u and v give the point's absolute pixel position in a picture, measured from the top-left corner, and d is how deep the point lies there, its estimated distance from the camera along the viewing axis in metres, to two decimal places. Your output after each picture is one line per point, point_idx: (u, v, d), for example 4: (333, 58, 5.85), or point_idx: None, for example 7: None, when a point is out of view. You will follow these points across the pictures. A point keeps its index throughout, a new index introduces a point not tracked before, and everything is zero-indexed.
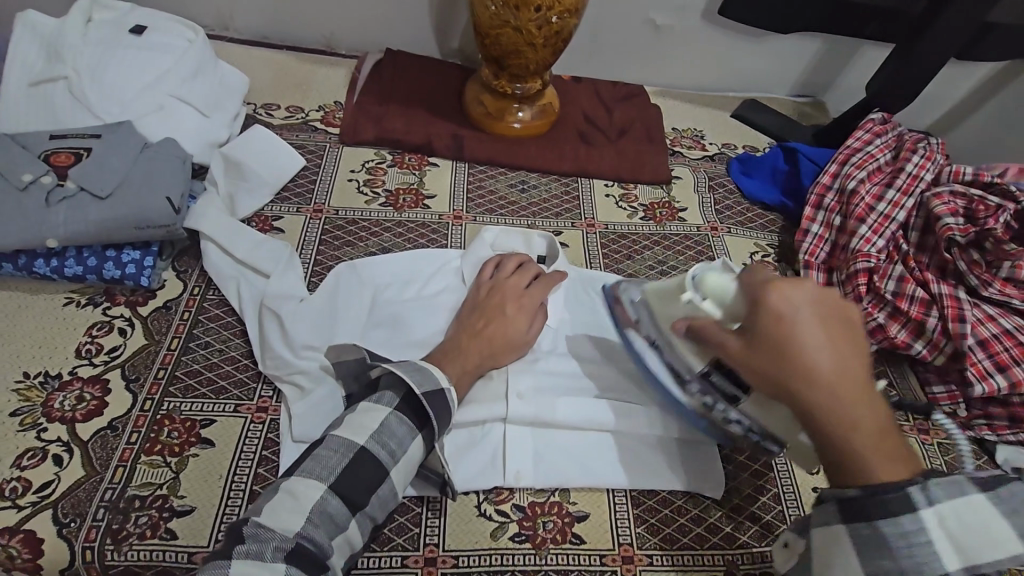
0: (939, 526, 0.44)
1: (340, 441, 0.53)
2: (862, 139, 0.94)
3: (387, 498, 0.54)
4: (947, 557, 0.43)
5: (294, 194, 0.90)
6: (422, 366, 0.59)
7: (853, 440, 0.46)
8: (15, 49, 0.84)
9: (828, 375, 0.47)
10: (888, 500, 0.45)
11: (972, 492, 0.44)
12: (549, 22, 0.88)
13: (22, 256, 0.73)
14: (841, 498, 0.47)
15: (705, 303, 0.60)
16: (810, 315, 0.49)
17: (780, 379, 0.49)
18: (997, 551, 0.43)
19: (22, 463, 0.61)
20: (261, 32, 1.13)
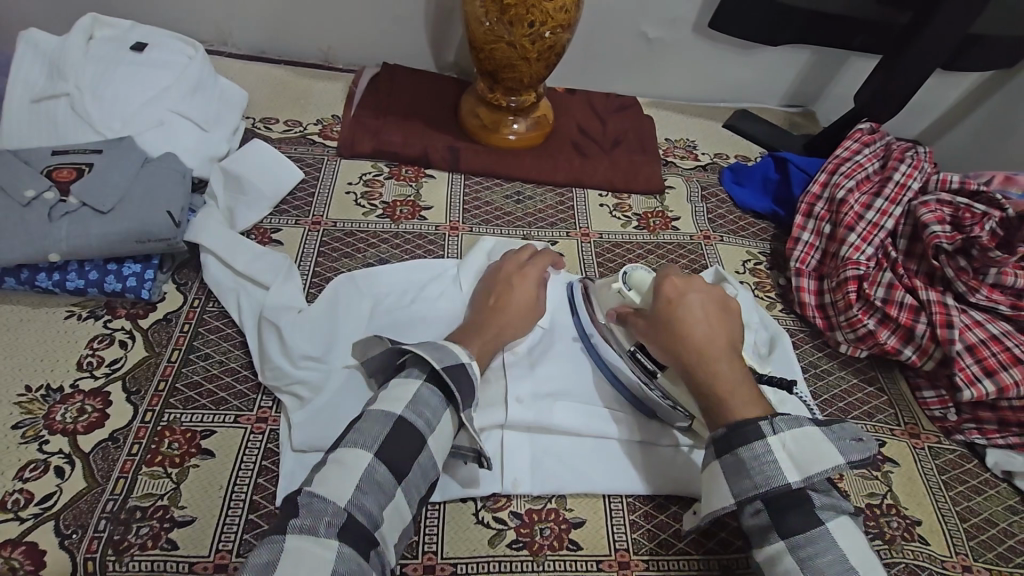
0: (779, 447, 0.54)
1: (379, 412, 0.54)
2: (851, 149, 0.96)
3: (428, 468, 0.55)
4: (787, 472, 0.54)
5: (292, 207, 0.91)
6: (442, 344, 0.60)
7: (716, 385, 0.61)
8: (18, 67, 0.86)
9: (701, 336, 0.64)
10: (745, 431, 0.56)
11: (806, 423, 0.56)
12: (542, 37, 0.89)
13: (24, 270, 0.74)
14: (715, 438, 0.58)
15: (631, 293, 0.73)
16: (693, 299, 0.67)
17: (668, 341, 0.65)
18: (823, 462, 0.53)
19: (24, 476, 0.62)
20: (260, 47, 1.15)
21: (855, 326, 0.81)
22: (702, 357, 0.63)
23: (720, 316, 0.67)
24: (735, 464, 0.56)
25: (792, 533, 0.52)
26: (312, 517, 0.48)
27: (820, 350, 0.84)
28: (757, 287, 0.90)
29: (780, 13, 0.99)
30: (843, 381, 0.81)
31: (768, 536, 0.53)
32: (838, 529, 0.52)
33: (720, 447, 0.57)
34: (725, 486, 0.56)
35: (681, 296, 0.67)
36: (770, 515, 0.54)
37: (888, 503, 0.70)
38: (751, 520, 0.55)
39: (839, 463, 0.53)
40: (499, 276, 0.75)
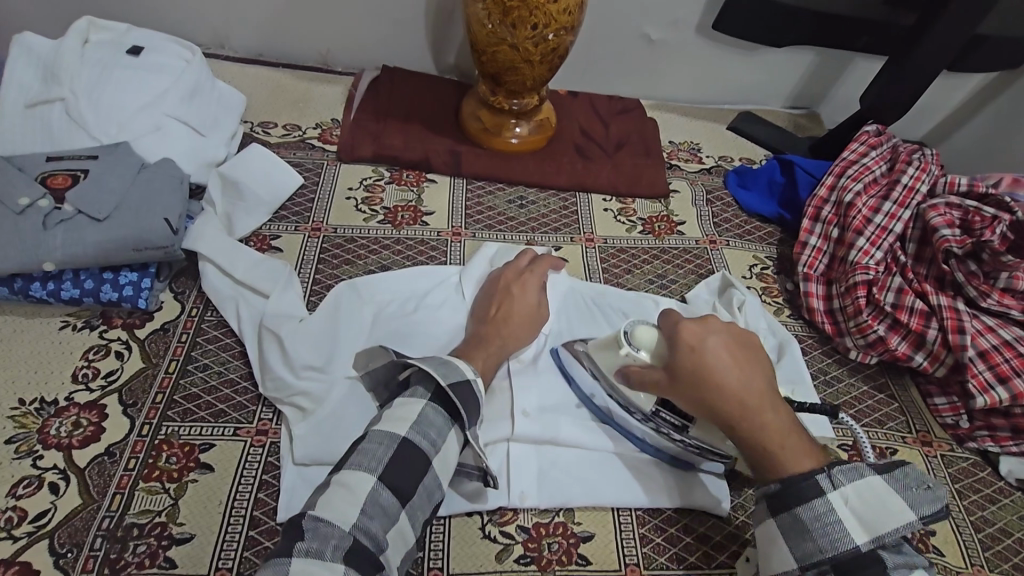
0: (842, 505, 0.51)
1: (384, 433, 0.53)
2: (858, 151, 0.94)
3: (432, 489, 0.53)
4: (854, 531, 0.50)
5: (291, 213, 0.89)
6: (448, 360, 0.59)
7: (773, 446, 0.55)
8: (11, 71, 0.84)
9: (737, 390, 0.56)
10: (803, 488, 0.53)
11: (869, 474, 0.52)
12: (545, 39, 0.88)
13: (17, 280, 0.72)
14: (770, 497, 0.54)
15: (640, 352, 0.64)
16: (716, 341, 0.59)
17: (700, 397, 0.58)
18: (893, 521, 0.50)
19: (17, 492, 0.60)
20: (257, 50, 1.13)
21: (865, 332, 0.80)
22: (746, 412, 0.56)
23: (745, 356, 0.59)
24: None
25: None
26: (315, 537, 0.47)
27: (828, 356, 0.83)
28: (765, 293, 0.89)
29: (785, 15, 0.98)
30: (853, 388, 0.80)
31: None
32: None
33: (777, 507, 0.53)
34: (784, 546, 0.53)
35: (701, 343, 0.59)
36: (838, 574, 0.51)
37: None
38: None
39: (909, 519, 0.49)
40: (498, 285, 0.74)
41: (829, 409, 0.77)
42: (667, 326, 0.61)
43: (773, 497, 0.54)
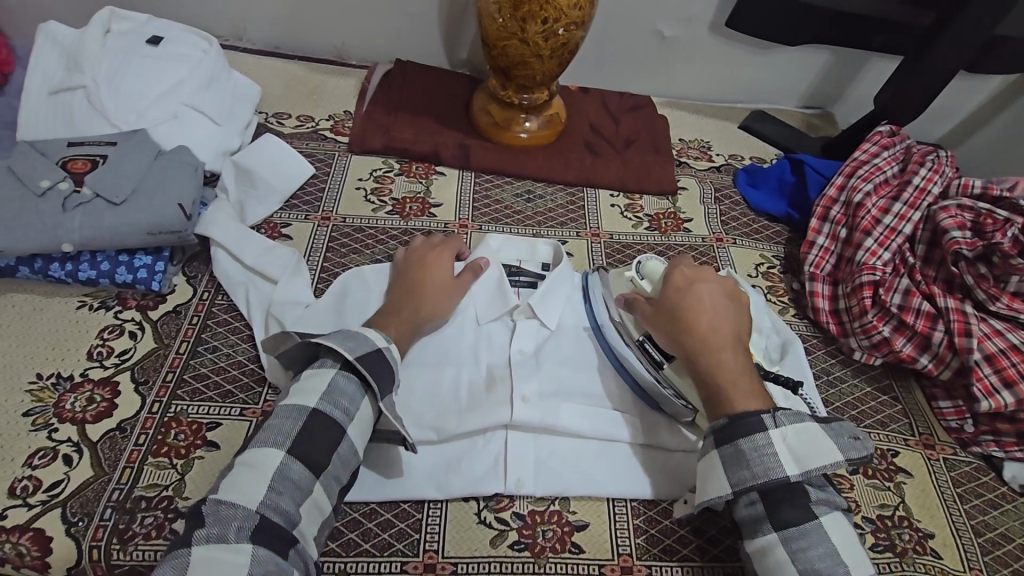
0: (779, 441, 0.56)
1: (290, 408, 0.55)
2: (869, 151, 0.94)
3: (348, 458, 0.56)
4: (787, 465, 0.55)
5: (303, 202, 0.91)
6: (355, 332, 0.61)
7: (720, 381, 0.62)
8: (38, 59, 0.87)
9: (706, 327, 0.66)
10: (746, 422, 0.58)
11: (807, 419, 0.57)
12: (555, 34, 0.88)
13: (38, 260, 0.75)
14: (716, 428, 0.59)
15: (643, 283, 0.77)
16: (703, 290, 0.69)
17: (675, 329, 0.67)
18: (822, 459, 0.55)
19: (33, 463, 0.63)
20: (274, 42, 1.15)
21: (870, 333, 0.79)
22: (710, 345, 0.64)
23: (729, 308, 0.69)
24: (733, 455, 0.57)
25: (784, 526, 0.54)
26: (216, 520, 0.49)
27: (833, 357, 0.82)
28: (770, 291, 0.89)
29: (798, 14, 0.97)
30: (856, 389, 0.79)
31: (761, 527, 0.56)
32: (831, 524, 0.54)
33: (720, 437, 0.58)
34: (722, 476, 0.57)
35: (690, 287, 0.69)
36: (765, 506, 0.56)
37: (899, 515, 0.68)
38: (745, 511, 0.57)
39: (837, 461, 0.55)
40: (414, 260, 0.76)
41: (831, 410, 0.77)
42: (667, 267, 0.73)
43: (718, 428, 0.59)
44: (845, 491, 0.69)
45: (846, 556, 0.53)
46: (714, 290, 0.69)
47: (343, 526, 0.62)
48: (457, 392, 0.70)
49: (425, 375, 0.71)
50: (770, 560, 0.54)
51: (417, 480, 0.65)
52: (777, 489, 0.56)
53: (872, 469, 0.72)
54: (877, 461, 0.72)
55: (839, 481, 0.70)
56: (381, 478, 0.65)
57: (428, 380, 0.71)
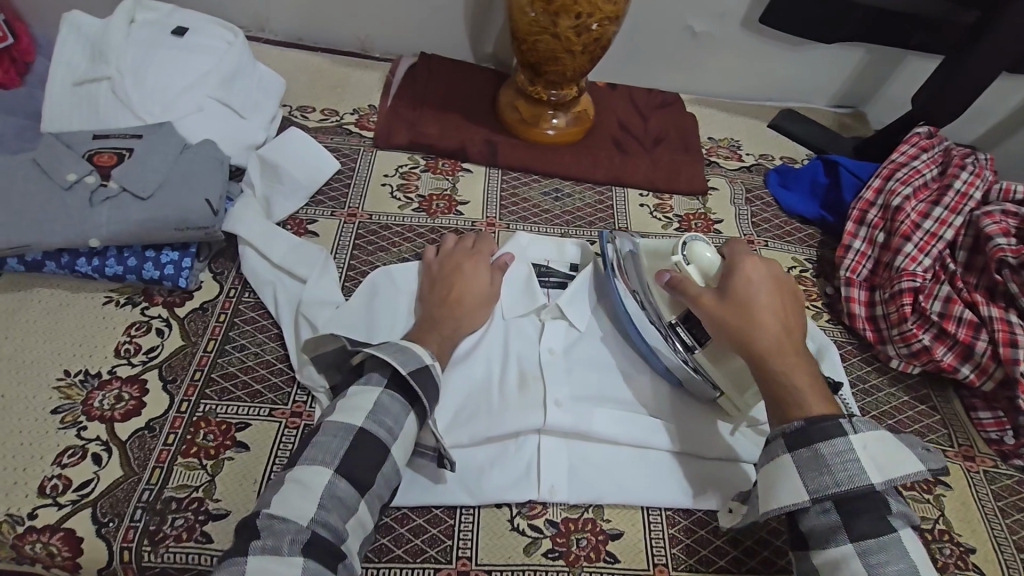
0: (863, 448, 0.54)
1: (338, 426, 0.55)
2: (907, 153, 0.91)
3: (391, 476, 0.56)
4: (870, 473, 0.53)
5: (328, 198, 0.90)
6: (403, 347, 0.61)
7: (787, 382, 0.60)
8: (62, 48, 0.85)
9: (772, 325, 0.62)
10: (824, 427, 0.56)
11: (885, 430, 0.56)
12: (588, 29, 0.86)
13: (65, 254, 0.74)
14: (790, 432, 0.57)
15: (690, 269, 0.69)
16: (763, 280, 0.65)
17: (737, 324, 0.63)
18: (905, 468, 0.54)
19: (62, 461, 0.62)
20: (296, 34, 1.13)
21: (909, 341, 0.78)
22: (773, 343, 0.62)
23: (781, 296, 0.66)
24: (813, 459, 0.55)
25: (861, 537, 0.52)
26: (270, 534, 0.49)
27: (868, 364, 0.81)
28: (803, 296, 0.87)
29: (835, 9, 0.95)
30: (892, 398, 0.78)
31: (834, 538, 0.53)
32: (909, 537, 0.52)
33: (797, 441, 0.56)
34: (800, 482, 0.55)
35: (753, 278, 0.65)
36: (840, 516, 0.54)
37: (939, 529, 0.67)
38: (815, 520, 0.55)
39: (920, 470, 0.54)
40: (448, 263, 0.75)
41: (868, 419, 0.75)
42: (730, 258, 0.67)
43: (796, 433, 0.56)
44: None
45: (923, 570, 0.51)
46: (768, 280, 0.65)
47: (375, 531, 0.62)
48: (489, 395, 0.69)
49: (454, 379, 0.69)
50: (842, 572, 0.52)
51: (449, 485, 0.64)
52: (856, 498, 0.54)
53: (911, 480, 0.70)
54: (915, 472, 0.71)
55: None
56: (413, 483, 0.64)
57: (458, 384, 0.69)
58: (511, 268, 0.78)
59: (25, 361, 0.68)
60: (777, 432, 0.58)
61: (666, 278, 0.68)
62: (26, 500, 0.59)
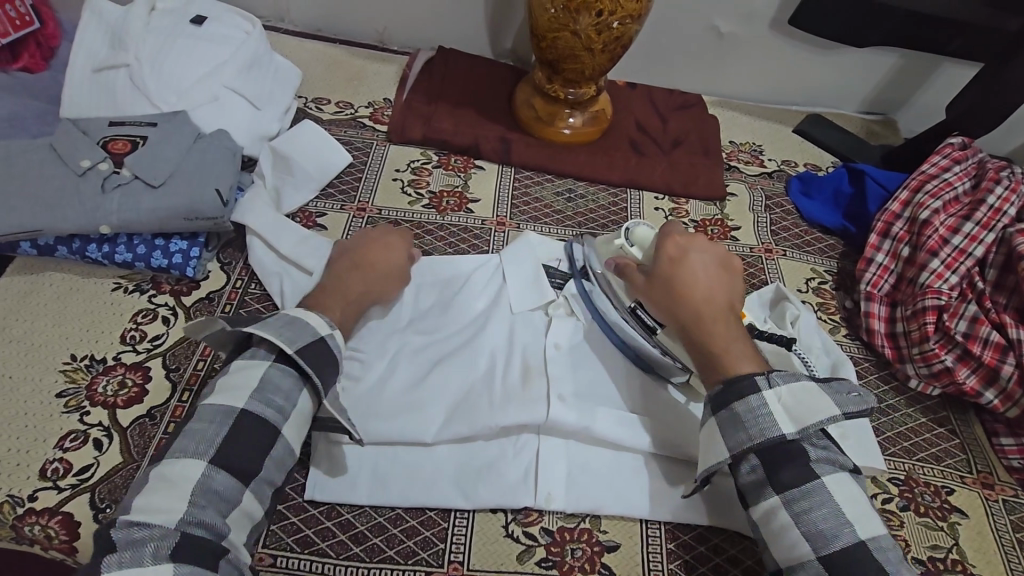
0: (776, 401, 0.56)
1: (217, 410, 0.55)
2: (939, 165, 0.87)
3: (283, 457, 0.57)
4: (783, 424, 0.56)
5: (339, 191, 0.89)
6: (295, 319, 0.60)
7: (716, 347, 0.62)
8: (83, 35, 0.86)
9: (701, 294, 0.66)
10: (741, 384, 0.58)
11: (805, 378, 0.58)
12: (609, 27, 0.84)
13: (76, 240, 0.74)
14: (713, 394, 0.59)
15: (634, 249, 0.73)
16: (694, 254, 0.69)
17: (669, 297, 0.67)
18: (818, 414, 0.55)
19: (64, 445, 0.63)
20: (316, 25, 1.13)
21: (930, 361, 0.74)
22: (703, 312, 0.65)
23: (722, 274, 0.69)
24: (728, 419, 0.57)
25: (785, 488, 0.54)
26: None
27: (886, 383, 0.77)
28: (820, 308, 0.84)
29: (868, 13, 0.91)
30: (909, 419, 0.75)
31: (764, 492, 0.55)
32: (834, 484, 0.53)
33: (718, 403, 0.58)
34: (721, 442, 0.57)
35: (682, 253, 0.69)
36: (765, 471, 0.55)
37: (952, 559, 0.64)
38: (746, 477, 0.56)
39: (834, 414, 0.55)
40: (361, 241, 0.74)
41: (883, 439, 0.72)
42: (659, 235, 0.71)
43: (717, 394, 0.59)
44: (895, 529, 0.65)
45: (850, 513, 0.52)
46: (705, 256, 0.69)
47: (368, 530, 0.61)
48: (490, 395, 0.68)
49: (456, 376, 0.69)
50: (773, 523, 0.54)
51: (445, 488, 0.63)
52: (776, 450, 0.55)
53: (925, 506, 0.67)
54: (931, 498, 0.68)
55: (889, 518, 0.65)
56: (407, 482, 0.64)
57: (461, 380, 0.69)
58: (517, 267, 0.77)
59: (33, 344, 0.69)
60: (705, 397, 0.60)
61: (615, 262, 0.73)
62: (26, 482, 0.60)
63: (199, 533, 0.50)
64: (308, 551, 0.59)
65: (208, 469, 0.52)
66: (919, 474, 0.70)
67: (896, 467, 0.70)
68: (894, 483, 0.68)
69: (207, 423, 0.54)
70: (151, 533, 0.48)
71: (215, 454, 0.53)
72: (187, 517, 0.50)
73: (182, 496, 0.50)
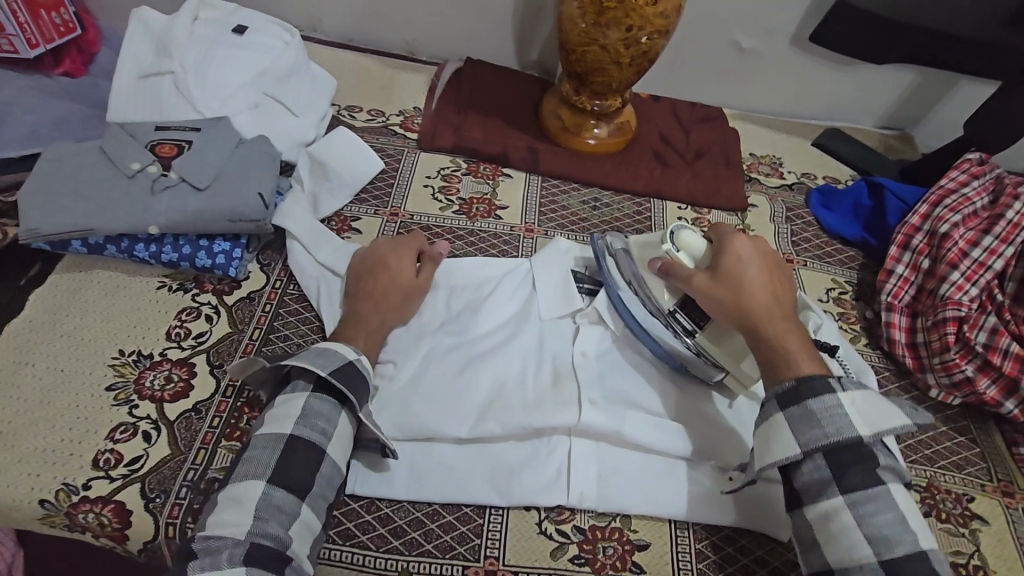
0: (850, 403, 0.58)
1: (267, 437, 0.58)
2: (958, 180, 0.89)
3: (332, 476, 0.59)
4: (859, 427, 0.57)
5: (372, 197, 0.92)
6: (324, 349, 0.63)
7: (781, 347, 0.64)
8: (129, 43, 0.89)
9: (762, 294, 0.67)
10: (814, 385, 0.60)
11: (872, 388, 0.60)
12: (638, 42, 0.87)
13: (124, 240, 0.77)
14: (781, 393, 0.60)
15: (681, 255, 0.74)
16: (752, 256, 0.70)
17: (730, 297, 0.67)
18: (891, 421, 0.57)
19: (115, 437, 0.65)
20: (347, 35, 1.16)
21: (951, 371, 0.76)
22: (766, 313, 0.66)
23: (776, 277, 0.69)
24: (803, 415, 0.58)
25: (851, 489, 0.55)
26: None
27: (906, 392, 0.79)
28: (841, 318, 0.86)
29: (888, 32, 0.94)
30: (930, 428, 0.76)
31: (827, 491, 0.56)
32: (899, 492, 0.56)
33: (786, 401, 0.60)
34: (790, 436, 0.58)
35: (742, 254, 0.70)
36: (831, 471, 0.57)
37: (974, 564, 0.65)
38: (809, 476, 0.58)
39: (907, 424, 0.57)
40: (373, 256, 0.76)
41: (905, 446, 0.74)
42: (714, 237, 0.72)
43: (784, 392, 0.60)
44: None
45: (912, 520, 0.54)
46: (762, 258, 0.70)
47: (407, 524, 0.63)
48: (523, 395, 0.70)
49: (489, 376, 0.71)
50: (833, 524, 0.55)
51: (480, 485, 0.65)
52: (844, 450, 0.57)
53: (947, 513, 0.69)
54: (952, 505, 0.69)
55: None
56: (444, 479, 0.65)
57: (495, 380, 0.71)
58: (546, 275, 0.80)
59: (83, 339, 0.72)
60: (769, 394, 0.62)
61: (661, 263, 0.74)
62: (80, 471, 0.63)
63: (269, 545, 0.52)
64: (349, 544, 0.61)
65: (267, 487, 0.55)
66: (940, 482, 0.71)
67: (918, 474, 0.72)
68: (916, 489, 0.70)
69: (259, 450, 0.58)
70: (225, 542, 0.52)
71: (272, 475, 0.56)
72: (255, 528, 0.53)
73: (249, 511, 0.54)
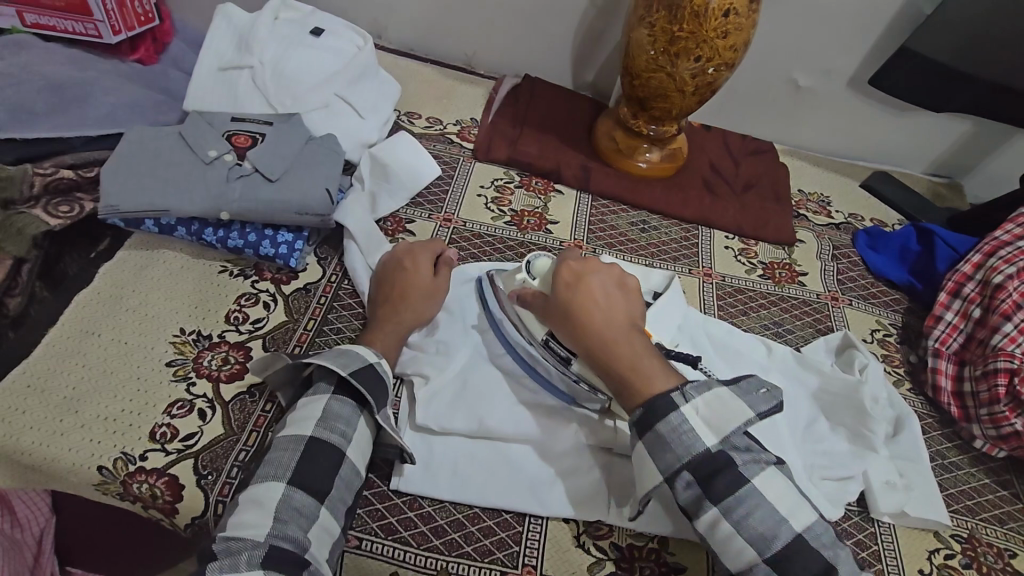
0: (694, 415, 0.58)
1: (289, 438, 0.59)
2: (1014, 232, 0.88)
3: (351, 478, 0.60)
4: (706, 436, 0.57)
5: (427, 201, 0.94)
6: (344, 350, 0.65)
7: (623, 367, 0.62)
8: (214, 37, 0.94)
9: (602, 316, 0.66)
10: (659, 405, 0.59)
11: (716, 386, 0.59)
12: (704, 72, 0.89)
13: (195, 223, 0.80)
14: (635, 421, 0.60)
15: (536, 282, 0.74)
16: (593, 277, 0.69)
17: (571, 321, 0.66)
18: (733, 421, 0.57)
19: (172, 412, 0.67)
20: (409, 45, 1.20)
21: (999, 423, 0.75)
22: (605, 334, 0.65)
23: (622, 290, 0.69)
24: (657, 442, 0.58)
25: (723, 497, 0.55)
26: None
27: (949, 440, 0.79)
28: (885, 360, 0.86)
29: (948, 82, 0.96)
30: (973, 479, 0.76)
31: (702, 504, 0.56)
32: (767, 482, 0.56)
33: (641, 429, 0.59)
34: (651, 464, 0.58)
35: (578, 276, 0.69)
36: (700, 483, 0.56)
37: None
38: (685, 493, 0.57)
39: (749, 416, 0.57)
40: (393, 257, 0.78)
41: (947, 495, 0.73)
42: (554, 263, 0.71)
43: (638, 420, 0.60)
44: None
45: (785, 509, 0.55)
46: (603, 277, 0.69)
47: (448, 524, 0.64)
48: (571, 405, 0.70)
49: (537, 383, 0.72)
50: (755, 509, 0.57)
51: (520, 493, 0.66)
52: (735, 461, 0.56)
53: (988, 566, 0.68)
54: (993, 559, 0.68)
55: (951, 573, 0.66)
56: (486, 484, 0.66)
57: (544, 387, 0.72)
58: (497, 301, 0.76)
59: (147, 315, 0.74)
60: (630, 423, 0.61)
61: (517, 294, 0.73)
62: (137, 441, 0.64)
63: (287, 546, 0.53)
64: (390, 538, 0.62)
65: (289, 489, 0.56)
66: (982, 534, 0.70)
67: (959, 525, 0.71)
68: (957, 539, 0.69)
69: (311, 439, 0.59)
70: (244, 544, 0.53)
71: (293, 476, 0.57)
72: (276, 530, 0.54)
73: (269, 512, 0.54)
